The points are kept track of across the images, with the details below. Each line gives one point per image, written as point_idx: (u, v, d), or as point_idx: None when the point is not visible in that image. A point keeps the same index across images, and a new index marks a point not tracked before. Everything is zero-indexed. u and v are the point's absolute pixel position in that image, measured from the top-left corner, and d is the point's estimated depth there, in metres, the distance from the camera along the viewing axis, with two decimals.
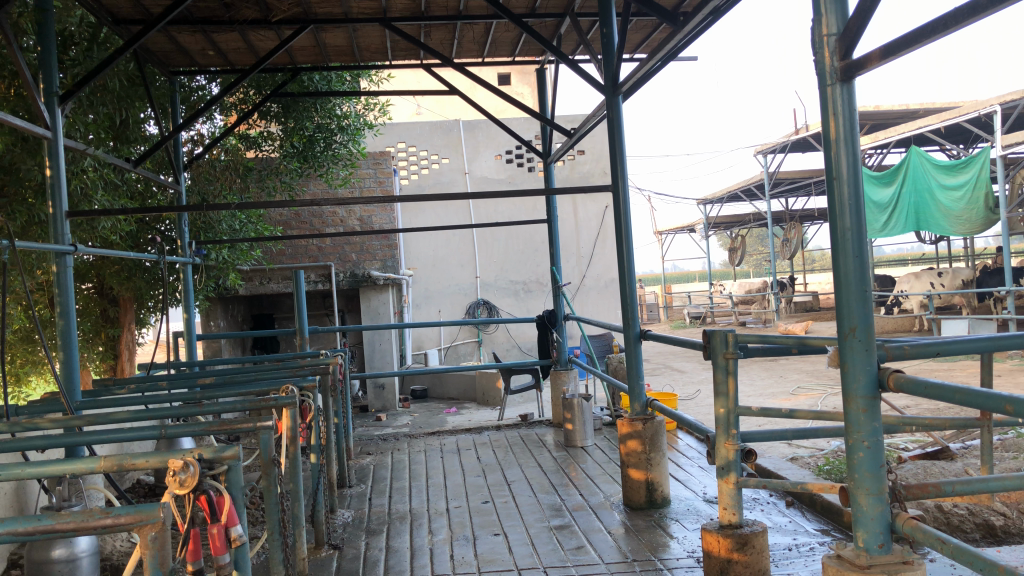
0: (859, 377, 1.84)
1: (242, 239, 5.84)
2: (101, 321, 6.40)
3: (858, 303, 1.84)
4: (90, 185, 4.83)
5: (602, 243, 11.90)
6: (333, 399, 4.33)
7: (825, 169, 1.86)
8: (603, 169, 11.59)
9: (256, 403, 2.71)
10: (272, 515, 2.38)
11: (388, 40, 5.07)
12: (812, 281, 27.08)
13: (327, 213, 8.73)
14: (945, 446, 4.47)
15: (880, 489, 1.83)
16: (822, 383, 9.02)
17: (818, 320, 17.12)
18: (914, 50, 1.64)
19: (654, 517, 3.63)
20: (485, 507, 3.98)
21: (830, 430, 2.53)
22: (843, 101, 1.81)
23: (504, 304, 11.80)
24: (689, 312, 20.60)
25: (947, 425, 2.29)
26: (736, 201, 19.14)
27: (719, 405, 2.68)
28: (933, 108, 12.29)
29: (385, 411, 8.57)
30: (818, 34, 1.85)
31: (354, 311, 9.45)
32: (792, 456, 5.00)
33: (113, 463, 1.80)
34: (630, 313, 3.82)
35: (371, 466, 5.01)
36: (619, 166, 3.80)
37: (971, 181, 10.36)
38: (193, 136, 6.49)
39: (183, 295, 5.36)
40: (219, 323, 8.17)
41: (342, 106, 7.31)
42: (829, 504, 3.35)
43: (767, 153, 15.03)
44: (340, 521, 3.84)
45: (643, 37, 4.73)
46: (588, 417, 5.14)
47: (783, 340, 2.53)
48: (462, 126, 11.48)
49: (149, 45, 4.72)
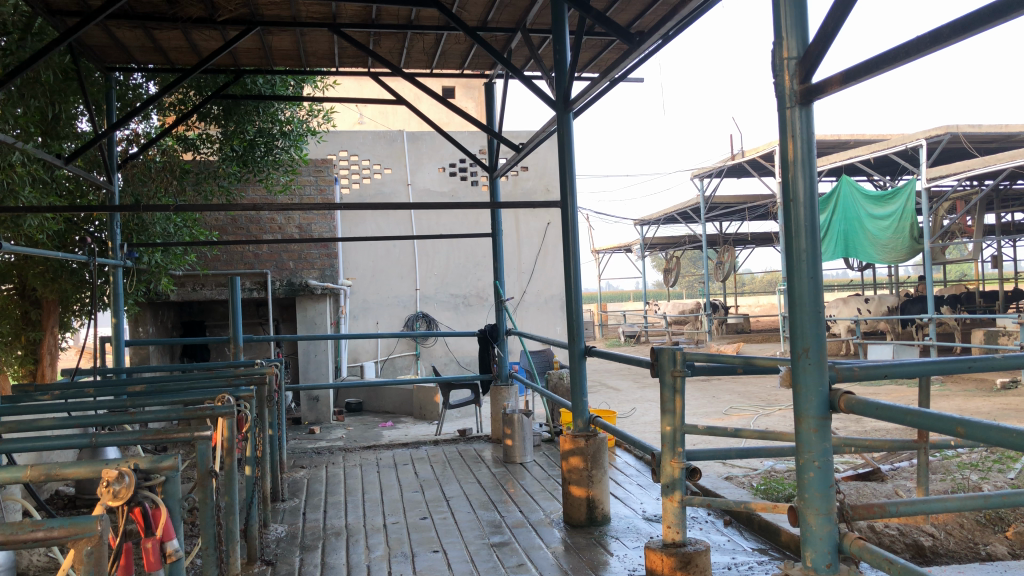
0: (810, 398, 1.85)
1: (177, 243, 5.65)
2: (21, 323, 6.12)
3: (811, 323, 1.85)
4: (17, 181, 4.62)
5: (543, 260, 11.95)
6: (268, 411, 4.22)
7: (782, 190, 1.88)
8: (546, 186, 11.65)
9: (190, 412, 2.61)
10: (206, 529, 2.27)
11: (336, 45, 5.01)
12: (743, 304, 27.74)
13: (265, 219, 8.55)
14: (876, 468, 4.60)
15: (829, 509, 1.84)
16: (754, 403, 9.20)
17: (749, 341, 17.52)
18: (872, 77, 1.67)
19: (595, 535, 3.62)
20: (423, 523, 3.91)
21: (774, 449, 2.56)
22: (801, 124, 1.84)
23: (443, 318, 11.73)
24: (624, 330, 20.85)
25: (887, 446, 2.34)
26: (673, 222, 19.46)
27: (665, 423, 2.69)
28: (863, 140, 12.74)
29: (319, 423, 8.39)
30: (779, 57, 1.88)
31: (289, 321, 9.26)
32: (728, 475, 5.07)
33: (39, 472, 1.69)
34: (576, 330, 3.82)
35: (305, 479, 4.89)
36: (568, 182, 3.80)
37: (898, 212, 10.68)
38: (128, 136, 6.29)
39: (113, 299, 5.16)
40: (148, 330, 7.91)
41: (285, 111, 7.18)
42: (767, 523, 3.40)
43: (704, 177, 15.36)
44: (273, 536, 3.72)
45: (593, 55, 4.79)
46: (527, 433, 5.12)
47: (731, 359, 2.55)
48: (406, 137, 11.41)
49: (85, 39, 4.55)
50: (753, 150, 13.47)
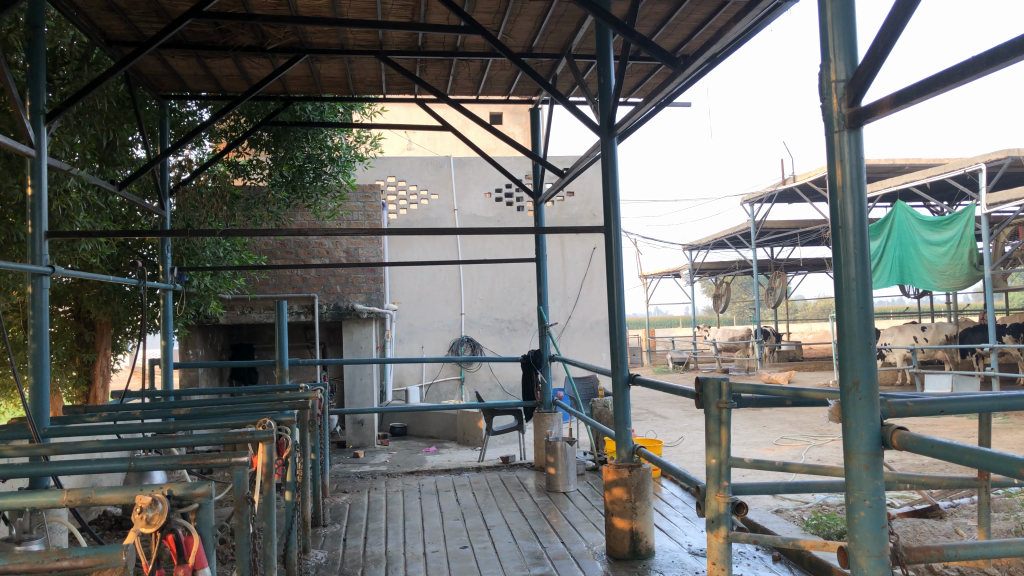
0: (862, 434, 1.76)
1: (226, 266, 5.72)
2: (76, 345, 6.26)
3: (861, 355, 1.77)
4: (72, 206, 4.75)
5: (588, 285, 11.88)
6: (311, 434, 4.23)
7: (830, 217, 1.81)
8: (592, 211, 11.60)
9: (231, 437, 2.62)
10: (243, 557, 2.25)
11: (383, 73, 5.06)
12: (795, 331, 27.21)
13: (313, 244, 8.65)
14: (935, 504, 4.41)
15: (882, 551, 1.75)
16: (806, 434, 8.97)
17: (800, 369, 17.15)
18: (925, 100, 1.61)
19: (638, 569, 3.52)
20: (463, 552, 3.86)
21: (825, 484, 2.46)
22: (850, 148, 1.77)
23: (488, 342, 11.71)
24: (672, 357, 20.57)
25: (945, 484, 2.23)
26: (722, 247, 19.22)
27: (710, 455, 2.61)
28: (918, 165, 12.45)
29: (363, 447, 8.41)
30: (826, 80, 1.82)
31: (336, 344, 9.33)
32: (777, 508, 4.93)
33: (76, 496, 1.70)
34: (619, 357, 3.75)
35: (346, 504, 4.88)
36: (611, 207, 3.76)
37: (956, 238, 10.38)
38: (180, 162, 6.44)
39: (162, 322, 5.23)
40: (198, 352, 8.04)
41: (333, 137, 7.29)
42: (817, 560, 3.27)
43: (754, 202, 15.16)
44: (312, 562, 3.70)
45: (639, 81, 4.76)
46: (571, 461, 5.04)
47: (778, 391, 2.47)
48: (453, 163, 11.49)
49: (141, 68, 4.67)
50: (804, 175, 13.26)
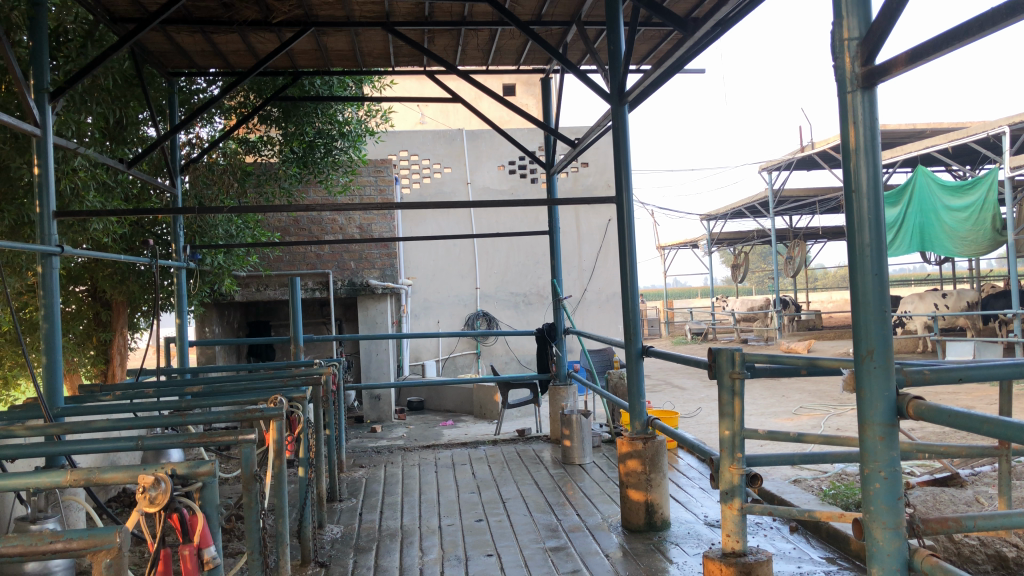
0: (876, 404, 1.72)
1: (238, 244, 5.71)
2: (93, 325, 6.31)
3: (876, 324, 1.72)
4: (81, 185, 4.76)
5: (604, 257, 11.80)
6: (324, 410, 4.22)
7: (844, 182, 1.74)
8: (607, 181, 11.51)
9: (241, 414, 2.60)
10: (251, 534, 2.25)
11: (391, 44, 4.99)
12: (815, 300, 27.03)
13: (327, 220, 8.64)
14: (955, 473, 4.35)
15: (897, 523, 1.71)
16: (825, 403, 8.90)
17: (820, 339, 17.04)
18: (942, 56, 1.54)
19: (654, 541, 3.51)
20: (479, 525, 3.86)
21: (842, 455, 2.42)
22: (864, 109, 1.70)
23: (504, 316, 11.70)
24: (690, 328, 20.51)
25: (965, 453, 2.17)
26: (740, 217, 19.05)
27: (724, 427, 2.57)
28: (940, 129, 12.22)
29: (380, 422, 8.44)
30: (838, 38, 1.74)
31: (352, 320, 9.36)
32: (795, 478, 4.89)
33: (80, 477, 1.69)
34: (633, 329, 3.71)
35: (363, 479, 4.89)
36: (623, 177, 3.69)
37: (978, 203, 10.18)
38: (191, 140, 6.44)
39: (176, 300, 5.24)
40: (215, 330, 8.09)
41: (344, 112, 7.24)
42: (835, 530, 3.24)
43: (772, 170, 14.98)
44: (328, 537, 3.72)
45: (651, 47, 4.66)
46: (587, 433, 5.03)
47: (793, 360, 2.41)
48: (465, 136, 11.41)
49: (147, 45, 4.64)
50: (823, 141, 13.06)
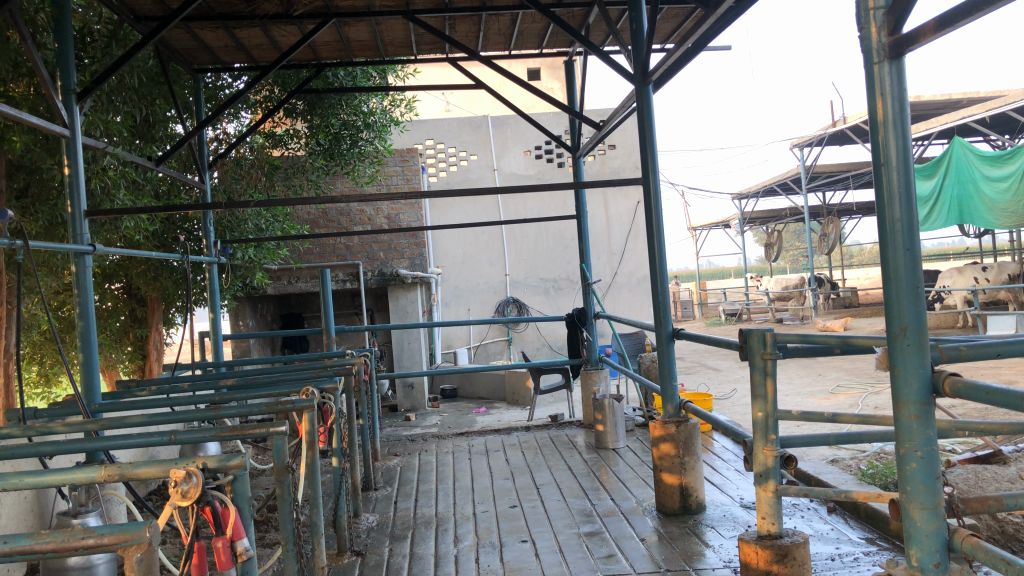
0: (910, 382, 1.68)
1: (267, 237, 5.74)
2: (129, 321, 6.42)
3: (908, 300, 1.67)
4: (111, 183, 4.82)
5: (634, 240, 11.73)
6: (357, 400, 4.25)
7: (872, 155, 1.70)
8: (635, 164, 11.42)
9: (274, 406, 2.62)
10: (286, 527, 2.25)
11: (413, 33, 4.98)
12: (851, 277, 26.64)
13: (355, 211, 8.68)
14: (998, 450, 4.27)
15: (936, 504, 1.67)
16: (863, 381, 8.78)
17: (856, 316, 16.79)
18: (971, 21, 1.49)
19: (689, 524, 3.48)
20: (513, 512, 3.86)
21: (878, 435, 2.37)
22: (891, 80, 1.65)
23: (535, 302, 11.68)
24: (723, 308, 20.35)
25: (1004, 430, 2.12)
26: (772, 194, 18.81)
27: (757, 409, 2.53)
28: (976, 98, 11.94)
29: (414, 411, 8.49)
30: (863, 8, 1.70)
31: (383, 310, 9.41)
32: (833, 458, 4.84)
33: (113, 473, 1.72)
34: (662, 312, 3.67)
35: (398, 468, 4.93)
36: (648, 158, 3.65)
37: (1017, 173, 9.92)
38: (219, 135, 6.50)
39: (209, 295, 5.30)
40: (248, 323, 8.18)
41: (368, 102, 7.26)
42: (874, 511, 3.19)
43: (803, 146, 14.76)
44: (364, 526, 3.75)
45: (674, 26, 4.59)
46: (619, 418, 5.01)
47: (826, 339, 2.37)
48: (491, 122, 11.39)
49: (172, 43, 4.68)
50: (855, 115, 12.83)
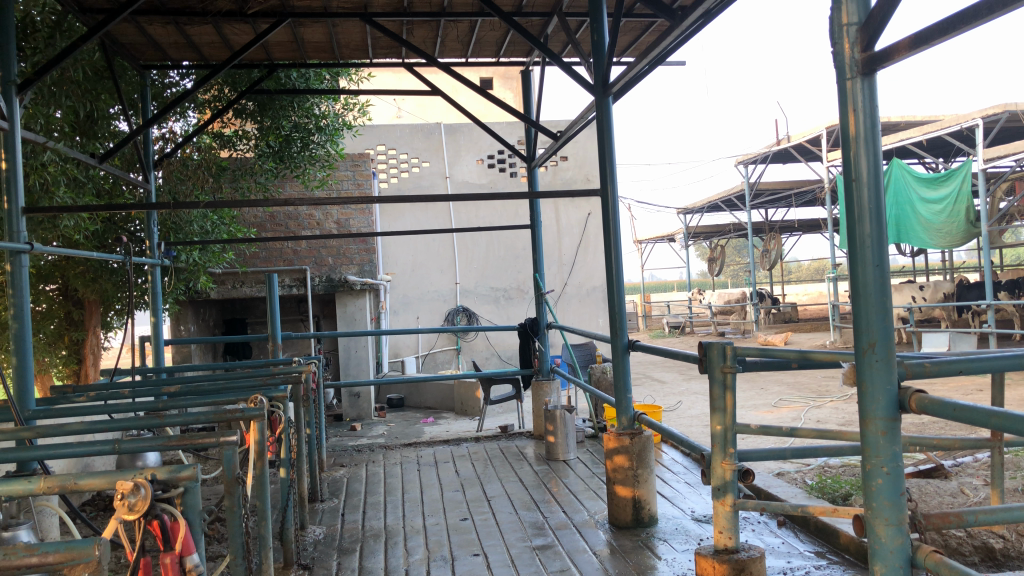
0: (878, 398, 1.68)
1: (213, 240, 5.56)
2: (64, 324, 6.17)
3: (877, 316, 1.68)
4: (51, 180, 4.64)
5: (584, 251, 11.78)
6: (305, 409, 4.14)
7: (843, 171, 1.70)
8: (586, 176, 11.48)
9: (222, 415, 2.49)
10: (234, 539, 2.16)
11: (369, 36, 4.91)
12: (790, 293, 27.23)
13: (304, 215, 8.53)
14: (940, 464, 4.37)
15: (900, 519, 1.68)
16: (804, 395, 8.94)
17: (797, 331, 17.16)
18: (946, 40, 1.51)
19: (641, 537, 3.47)
20: (464, 525, 3.80)
21: (833, 449, 2.40)
22: (864, 96, 1.66)
23: (484, 312, 11.65)
24: (668, 321, 20.60)
25: (956, 446, 2.17)
26: (717, 210, 19.14)
27: (716, 422, 2.53)
28: (915, 122, 12.31)
29: (360, 420, 8.35)
30: (837, 23, 1.70)
31: (330, 317, 9.27)
32: (779, 471, 4.91)
33: (54, 485, 1.62)
34: (618, 324, 3.67)
35: (344, 478, 4.82)
36: (607, 169, 3.64)
37: (952, 195, 10.28)
38: (164, 134, 6.31)
39: (151, 298, 5.11)
40: (189, 328, 7.95)
41: (321, 105, 7.14)
42: (824, 524, 3.22)
43: (748, 164, 15.05)
44: (311, 539, 3.65)
45: (633, 39, 4.63)
46: (570, 429, 4.99)
47: (785, 354, 2.38)
48: (443, 130, 11.33)
49: (118, 37, 4.52)
50: (799, 134, 13.12)
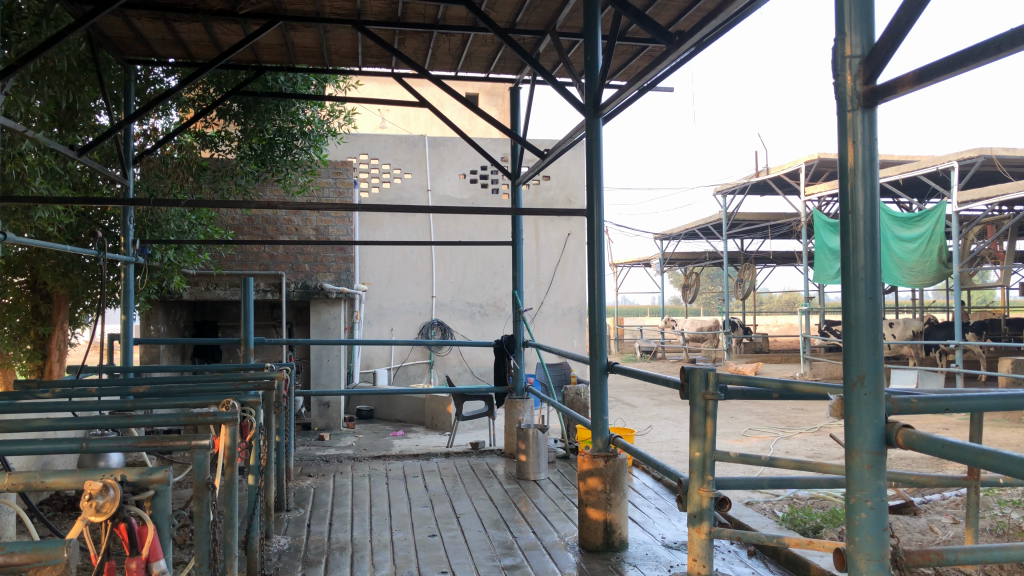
0: (865, 432, 1.67)
1: (190, 241, 5.47)
2: (31, 318, 6.04)
3: (867, 349, 1.67)
4: (27, 170, 4.55)
5: (562, 271, 11.79)
6: (275, 416, 4.06)
7: (840, 202, 1.70)
8: (567, 197, 11.52)
9: (192, 418, 2.42)
10: (201, 545, 2.10)
11: (360, 44, 4.89)
12: (761, 324, 27.47)
13: (282, 220, 8.46)
14: (909, 500, 4.39)
15: (882, 555, 1.67)
16: (774, 426, 8.98)
17: (767, 362, 17.28)
18: (949, 78, 1.52)
19: (612, 561, 3.44)
20: (432, 541, 3.75)
21: (811, 480, 2.40)
22: (863, 128, 1.67)
23: (458, 327, 11.60)
24: (640, 345, 20.67)
25: (933, 482, 2.18)
26: (694, 238, 19.29)
27: (695, 448, 2.52)
28: (892, 162, 12.50)
29: (328, 430, 8.25)
30: (840, 55, 1.71)
31: (303, 324, 9.18)
32: (749, 500, 4.91)
33: (19, 482, 1.56)
34: (598, 345, 3.65)
35: (311, 489, 4.74)
36: (594, 189, 3.64)
37: (926, 235, 10.42)
38: (146, 131, 6.22)
39: (123, 295, 5.01)
40: (159, 328, 7.83)
41: (306, 111, 7.10)
42: (794, 556, 3.21)
43: (727, 193, 15.20)
44: (275, 549, 3.57)
45: (624, 62, 4.66)
46: (542, 449, 4.95)
47: (767, 383, 2.37)
48: (427, 142, 11.32)
49: (104, 29, 4.45)
50: (778, 167, 13.28)
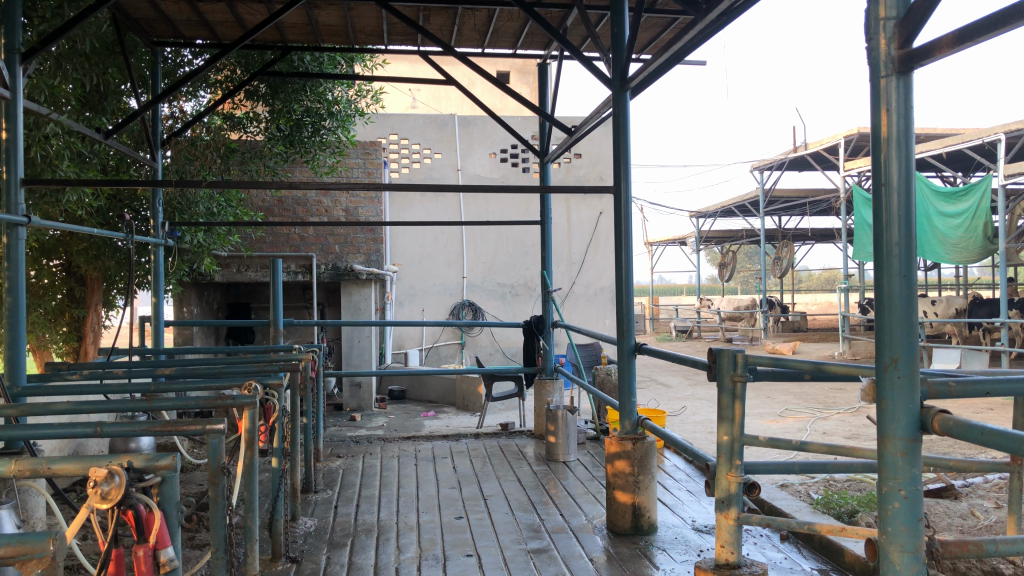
0: (898, 417, 1.58)
1: (218, 223, 5.47)
2: (66, 300, 6.13)
3: (902, 330, 1.58)
4: (53, 153, 4.60)
5: (594, 250, 11.68)
6: (303, 397, 4.05)
7: (872, 174, 1.60)
8: (599, 174, 11.40)
9: (213, 399, 2.39)
10: (217, 531, 2.07)
11: (384, 21, 4.83)
12: (799, 303, 27.07)
13: (312, 202, 8.47)
14: (950, 484, 4.26)
15: (916, 547, 1.58)
16: (810, 406, 8.82)
17: (805, 341, 17.01)
18: (991, 38, 1.41)
19: (640, 545, 3.38)
20: (458, 523, 3.72)
21: (844, 465, 2.31)
22: (898, 96, 1.56)
23: (489, 307, 11.58)
24: (676, 325, 20.49)
25: (974, 468, 2.08)
26: (729, 216, 19.01)
27: (723, 432, 2.44)
28: (935, 135, 12.15)
29: (360, 411, 8.28)
30: (873, 17, 1.60)
31: (334, 305, 9.22)
32: (783, 482, 4.81)
33: (26, 468, 1.54)
34: (626, 326, 3.56)
35: (340, 470, 4.74)
36: (621, 166, 3.55)
37: (971, 210, 10.12)
38: (175, 113, 6.25)
39: (153, 278, 5.03)
40: (193, 310, 7.92)
41: (334, 90, 7.07)
42: (828, 541, 3.12)
43: (764, 169, 14.93)
44: (301, 530, 3.57)
45: (652, 35, 4.54)
46: (571, 430, 4.90)
47: (798, 365, 2.29)
48: (457, 122, 11.25)
49: (129, 11, 4.44)
50: (816, 142, 12.99)
